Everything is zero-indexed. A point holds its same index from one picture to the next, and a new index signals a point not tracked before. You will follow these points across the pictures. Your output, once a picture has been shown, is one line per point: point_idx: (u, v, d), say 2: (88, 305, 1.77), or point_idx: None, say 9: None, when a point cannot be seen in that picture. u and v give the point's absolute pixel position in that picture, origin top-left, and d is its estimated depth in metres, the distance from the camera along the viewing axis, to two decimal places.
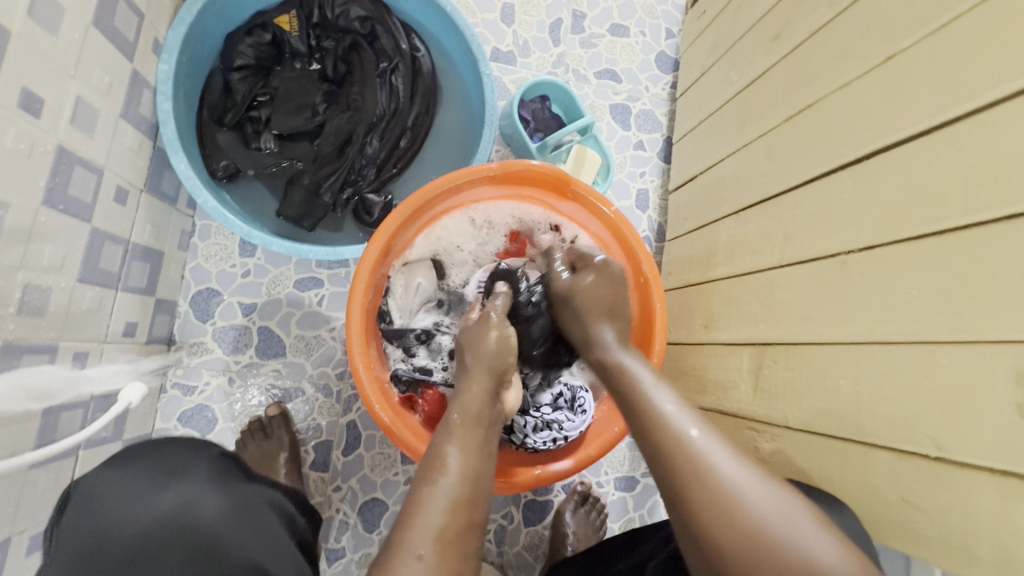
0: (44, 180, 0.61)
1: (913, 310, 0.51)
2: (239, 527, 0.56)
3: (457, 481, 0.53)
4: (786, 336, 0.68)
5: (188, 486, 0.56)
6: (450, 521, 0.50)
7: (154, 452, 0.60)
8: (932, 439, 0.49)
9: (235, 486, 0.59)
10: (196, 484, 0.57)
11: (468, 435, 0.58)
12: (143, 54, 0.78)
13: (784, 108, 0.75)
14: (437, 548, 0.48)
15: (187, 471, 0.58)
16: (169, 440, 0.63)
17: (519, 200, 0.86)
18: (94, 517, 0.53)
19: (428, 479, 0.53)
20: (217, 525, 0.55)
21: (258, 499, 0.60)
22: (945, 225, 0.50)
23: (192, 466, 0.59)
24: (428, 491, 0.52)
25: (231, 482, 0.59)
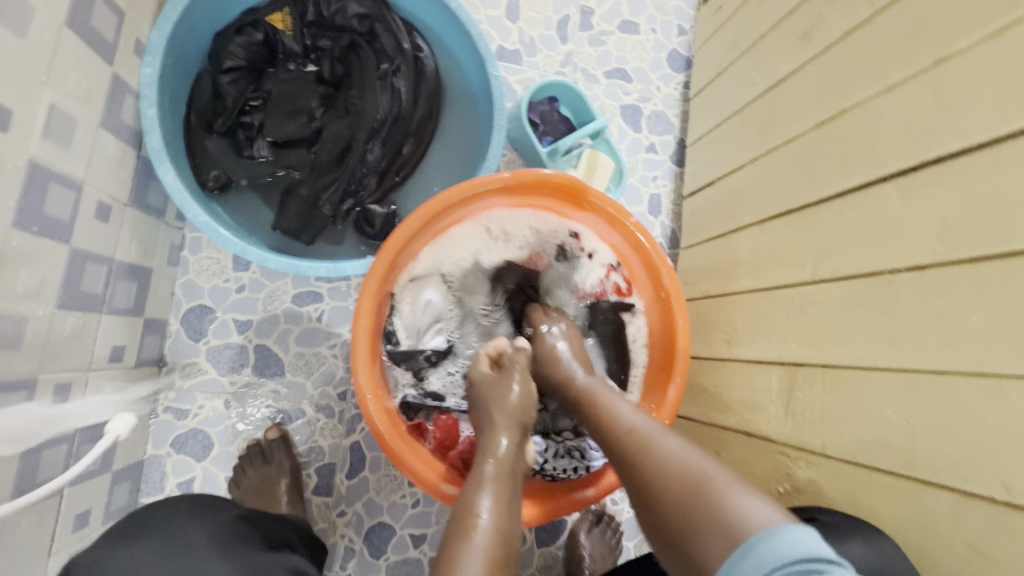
0: (15, 200, 0.55)
1: (973, 337, 0.48)
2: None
3: (489, 539, 0.51)
4: (823, 357, 0.64)
5: (193, 563, 0.50)
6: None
7: (152, 522, 0.53)
8: (1002, 482, 0.44)
9: (246, 557, 0.53)
10: (202, 559, 0.50)
11: (501, 486, 0.57)
12: (124, 56, 0.72)
13: (818, 111, 0.71)
14: None
15: (191, 545, 0.51)
16: (170, 505, 0.57)
17: (535, 211, 0.81)
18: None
19: (461, 535, 0.52)
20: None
21: (274, 569, 0.53)
22: (1015, 247, 0.45)
23: (197, 538, 0.52)
24: (462, 549, 0.50)
25: (240, 552, 0.53)
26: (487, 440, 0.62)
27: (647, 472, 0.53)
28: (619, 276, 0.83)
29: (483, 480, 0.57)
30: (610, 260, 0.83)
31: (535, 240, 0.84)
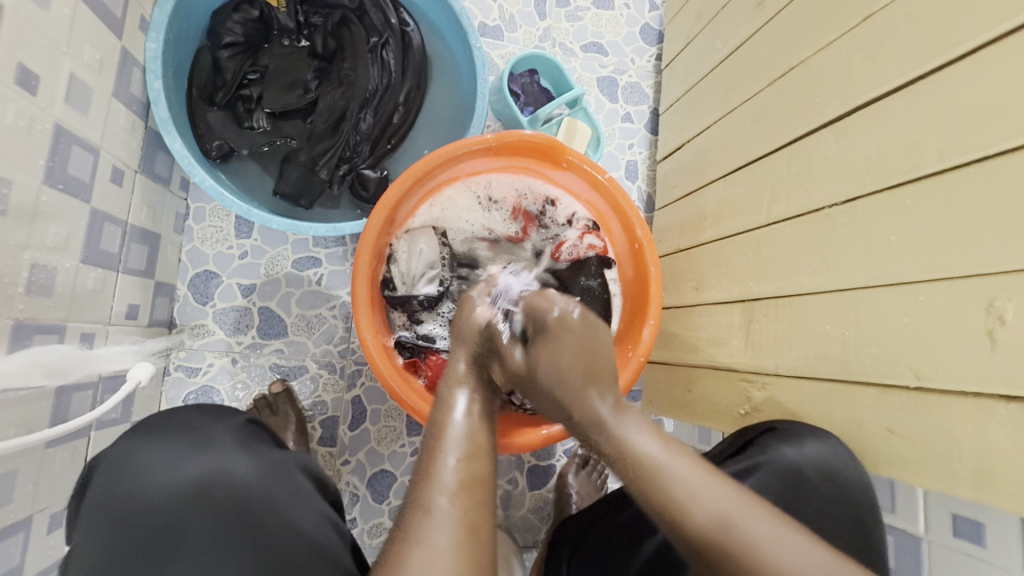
0: (44, 158, 0.61)
1: (892, 253, 0.57)
2: (273, 487, 0.55)
3: (464, 438, 0.58)
4: (775, 290, 0.72)
5: (217, 452, 0.56)
6: (459, 485, 0.53)
7: (175, 420, 0.59)
8: (912, 369, 0.55)
9: (264, 450, 0.59)
10: (225, 449, 0.56)
11: (475, 393, 0.64)
12: (131, 32, 0.77)
13: (770, 71, 0.78)
14: (449, 506, 0.51)
15: (214, 439, 0.57)
16: (187, 407, 0.62)
17: (516, 172, 0.89)
18: (127, 483, 0.53)
19: (434, 454, 0.56)
20: (249, 486, 0.54)
21: (287, 461, 0.60)
22: (922, 172, 0.55)
23: (219, 432, 0.58)
24: (436, 457, 0.55)
25: (259, 447, 0.59)
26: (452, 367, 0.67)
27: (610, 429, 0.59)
28: (594, 237, 0.90)
29: (454, 387, 0.64)
30: (588, 219, 0.91)
31: (518, 197, 0.91)
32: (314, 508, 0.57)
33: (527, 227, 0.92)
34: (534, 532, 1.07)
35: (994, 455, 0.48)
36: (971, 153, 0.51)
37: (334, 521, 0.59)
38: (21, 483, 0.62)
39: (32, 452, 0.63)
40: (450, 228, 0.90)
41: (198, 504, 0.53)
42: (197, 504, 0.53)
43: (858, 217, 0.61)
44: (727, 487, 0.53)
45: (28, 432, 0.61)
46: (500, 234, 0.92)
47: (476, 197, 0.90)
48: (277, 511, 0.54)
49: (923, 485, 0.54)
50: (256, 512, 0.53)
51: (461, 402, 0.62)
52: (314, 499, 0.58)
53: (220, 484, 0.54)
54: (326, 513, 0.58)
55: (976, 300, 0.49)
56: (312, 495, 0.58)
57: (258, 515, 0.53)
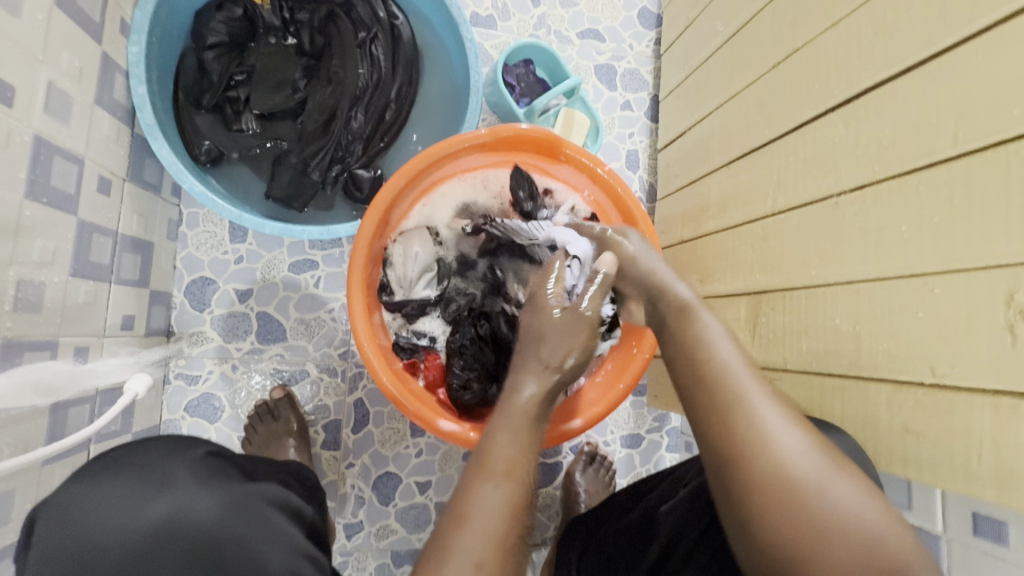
0: (25, 171, 0.59)
1: (905, 244, 0.55)
2: (241, 528, 0.53)
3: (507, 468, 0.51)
4: (782, 283, 0.70)
5: (176, 492, 0.52)
6: (508, 526, 0.48)
7: (134, 455, 0.55)
8: (927, 365, 0.53)
9: (228, 486, 0.55)
10: (185, 489, 0.53)
11: (523, 428, 0.55)
12: (111, 35, 0.75)
13: (772, 54, 0.75)
14: (494, 555, 0.46)
15: (173, 478, 0.53)
16: (145, 442, 0.58)
17: (520, 165, 0.86)
18: (79, 531, 0.49)
19: (482, 481, 0.50)
20: (214, 530, 0.51)
21: (253, 496, 0.56)
22: (935, 158, 0.52)
23: (178, 470, 0.54)
24: (483, 491, 0.49)
25: (221, 482, 0.56)
26: (514, 380, 0.60)
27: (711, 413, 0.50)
28: None
29: (522, 412, 0.56)
30: (588, 212, 0.87)
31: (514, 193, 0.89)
32: (286, 542, 0.55)
33: None
34: (542, 529, 1.06)
35: (1017, 455, 0.46)
36: (988, 137, 0.48)
37: (307, 552, 0.57)
38: (19, 502, 0.62)
39: (29, 471, 0.63)
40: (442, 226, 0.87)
41: (160, 550, 0.50)
42: (159, 553, 0.50)
43: (868, 206, 0.59)
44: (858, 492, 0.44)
45: (24, 450, 0.60)
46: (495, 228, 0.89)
47: (474, 192, 0.87)
48: (245, 554, 0.52)
49: (941, 485, 0.52)
50: (224, 557, 0.51)
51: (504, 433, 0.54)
52: (286, 532, 0.56)
53: (183, 530, 0.51)
54: (299, 545, 0.57)
55: (995, 293, 0.47)
56: (282, 530, 0.56)
57: (227, 560, 0.51)
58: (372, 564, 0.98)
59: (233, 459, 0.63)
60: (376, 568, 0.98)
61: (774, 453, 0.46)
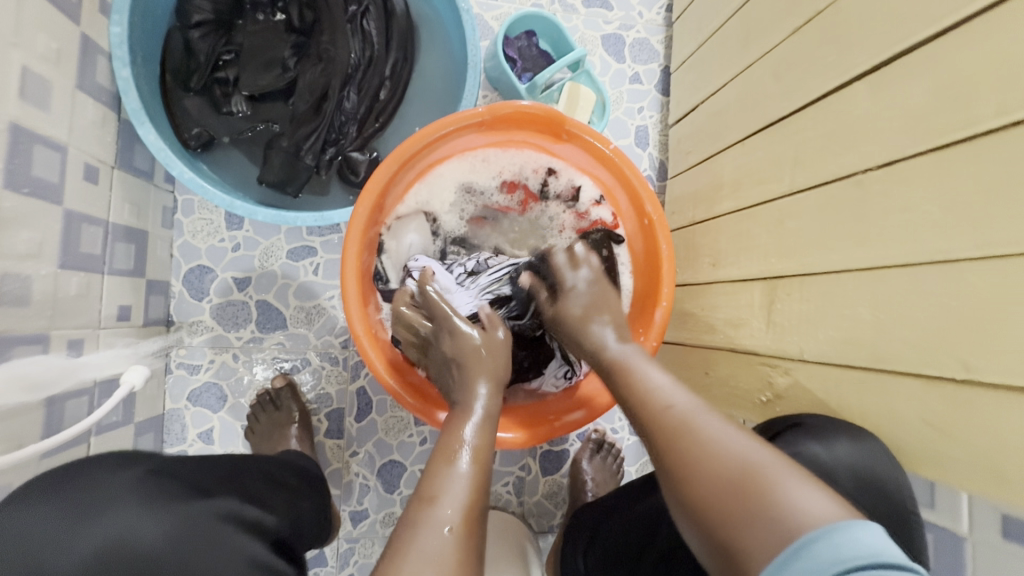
0: (3, 161, 0.57)
1: (936, 226, 0.50)
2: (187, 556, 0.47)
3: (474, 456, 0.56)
4: (800, 268, 0.65)
5: (115, 517, 0.45)
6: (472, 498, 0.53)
7: (67, 480, 0.47)
8: (959, 360, 0.48)
9: (176, 507, 0.48)
10: (126, 511, 0.46)
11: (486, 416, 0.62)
12: (90, 16, 0.72)
13: (793, 17, 0.69)
14: (460, 520, 0.50)
15: (112, 501, 0.46)
16: (87, 461, 0.50)
17: (519, 144, 0.82)
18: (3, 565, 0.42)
19: (445, 459, 0.56)
20: (165, 554, 0.46)
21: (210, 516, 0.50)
22: (975, 130, 0.47)
23: (113, 492, 0.47)
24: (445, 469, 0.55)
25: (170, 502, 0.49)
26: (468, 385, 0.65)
27: (646, 416, 0.55)
28: (603, 210, 0.84)
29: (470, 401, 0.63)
30: (594, 194, 0.84)
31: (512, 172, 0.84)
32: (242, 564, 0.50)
33: (527, 204, 0.85)
34: (549, 517, 1.04)
35: None
36: None
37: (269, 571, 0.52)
38: None
39: (28, 464, 0.62)
40: (438, 209, 0.83)
41: None
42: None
43: (897, 183, 0.54)
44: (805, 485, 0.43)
45: (18, 445, 0.60)
46: (495, 209, 0.85)
47: (474, 172, 0.83)
48: None
49: (969, 486, 0.48)
50: None
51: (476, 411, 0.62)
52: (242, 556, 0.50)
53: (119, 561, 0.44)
54: (259, 564, 0.52)
55: None
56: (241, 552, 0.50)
57: None
58: (378, 550, 0.98)
59: (192, 469, 0.56)
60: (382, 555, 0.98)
61: (707, 460, 0.47)
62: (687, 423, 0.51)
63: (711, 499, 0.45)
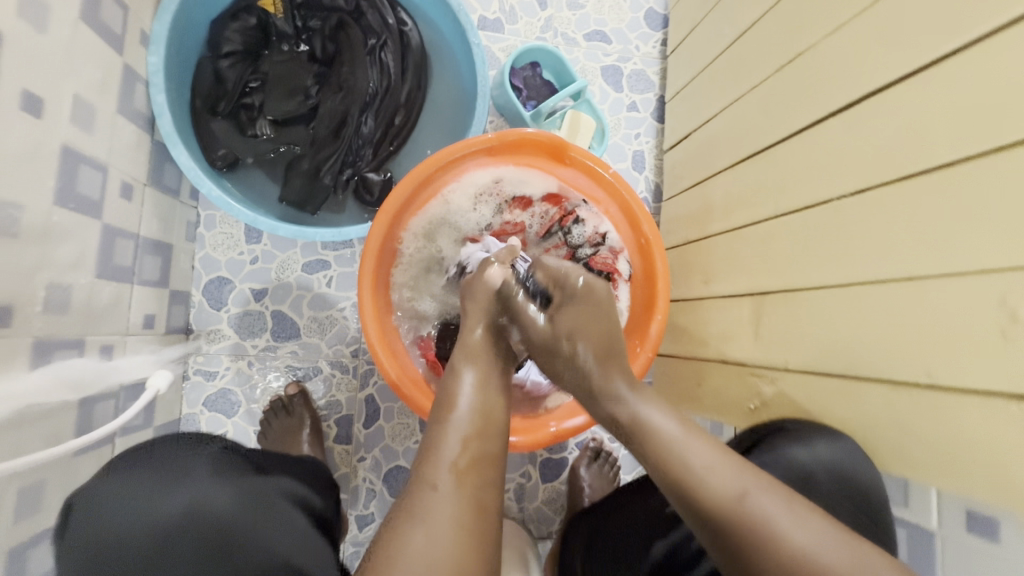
0: (52, 180, 0.63)
1: (904, 248, 0.55)
2: (251, 517, 0.55)
3: (470, 415, 0.57)
4: (785, 285, 0.71)
5: (192, 485, 0.55)
6: (463, 452, 0.54)
7: (152, 452, 0.59)
8: (924, 368, 0.53)
9: (244, 478, 0.58)
10: (201, 481, 0.56)
11: (478, 365, 0.63)
12: (132, 46, 0.78)
13: (776, 58, 0.76)
14: (452, 476, 0.51)
15: (191, 471, 0.56)
16: (165, 443, 0.61)
17: (547, 200, 0.89)
18: (100, 523, 0.52)
19: (438, 419, 0.57)
20: (233, 518, 0.54)
21: (268, 488, 0.59)
22: (935, 163, 0.53)
23: (195, 461, 0.58)
24: (441, 430, 0.56)
25: (236, 475, 0.58)
26: (465, 328, 0.68)
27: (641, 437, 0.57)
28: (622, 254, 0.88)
29: (462, 363, 0.63)
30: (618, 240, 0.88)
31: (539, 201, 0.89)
32: (296, 531, 0.58)
33: (545, 228, 0.91)
34: (548, 523, 1.08)
35: (1009, 458, 0.46)
36: (990, 143, 0.48)
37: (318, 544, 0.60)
38: (52, 491, 0.65)
39: (60, 462, 0.67)
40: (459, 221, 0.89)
41: (178, 540, 0.52)
42: (180, 542, 0.52)
43: (868, 209, 0.60)
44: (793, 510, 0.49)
45: (55, 443, 0.64)
46: (510, 226, 0.90)
47: (497, 193, 0.88)
48: (259, 539, 0.54)
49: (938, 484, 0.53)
50: (238, 545, 0.53)
51: (468, 379, 0.61)
52: (298, 526, 0.59)
53: (199, 522, 0.53)
54: (311, 537, 0.59)
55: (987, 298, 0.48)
56: (296, 523, 0.59)
57: (240, 546, 0.53)
58: None
59: (247, 455, 0.66)
60: None
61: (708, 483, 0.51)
62: (681, 442, 0.54)
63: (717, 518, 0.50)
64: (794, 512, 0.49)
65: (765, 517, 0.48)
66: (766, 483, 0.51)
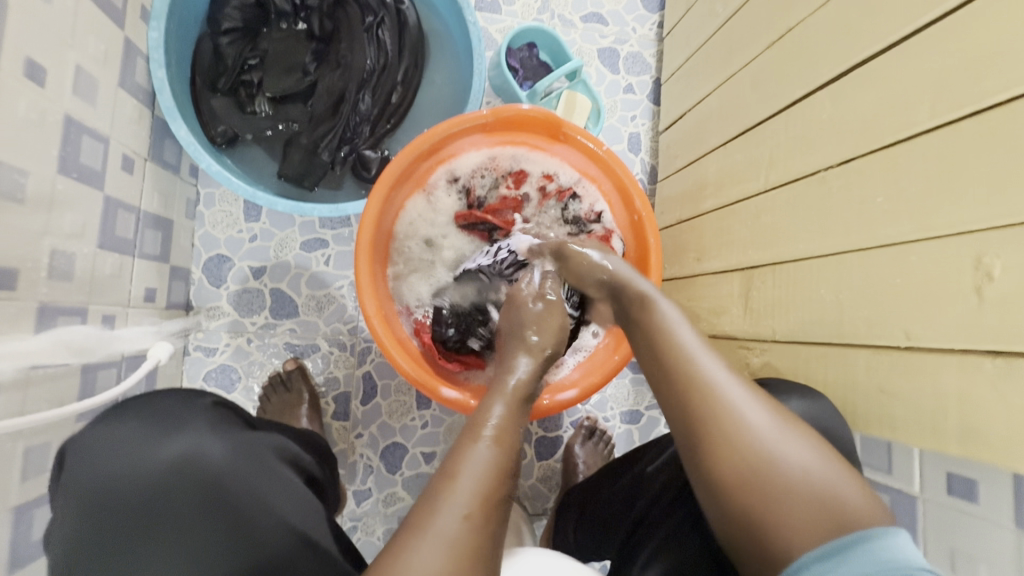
0: (57, 149, 0.64)
1: (886, 215, 0.57)
2: (241, 468, 0.58)
3: (502, 444, 0.54)
4: (773, 257, 0.72)
5: (187, 435, 0.58)
6: (493, 483, 0.50)
7: (145, 403, 0.60)
8: (902, 330, 0.55)
9: (236, 431, 0.61)
10: (195, 432, 0.59)
11: (512, 397, 0.59)
12: (133, 21, 0.79)
13: (767, 34, 0.77)
14: (479, 508, 0.48)
15: (185, 423, 0.59)
16: (161, 392, 0.63)
17: (546, 175, 0.90)
18: (99, 467, 0.56)
19: (469, 441, 0.53)
20: (223, 468, 0.57)
21: (260, 444, 0.62)
22: (916, 130, 0.54)
23: (189, 415, 0.60)
24: (471, 448, 0.52)
25: (230, 428, 0.61)
26: (508, 362, 0.65)
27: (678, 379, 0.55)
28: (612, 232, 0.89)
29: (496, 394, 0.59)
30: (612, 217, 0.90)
31: (538, 177, 0.90)
32: (284, 483, 0.61)
33: (547, 198, 0.90)
34: (543, 500, 1.10)
35: (982, 413, 0.48)
36: (969, 106, 0.49)
37: (307, 498, 0.62)
38: (57, 454, 0.67)
39: (63, 424, 0.68)
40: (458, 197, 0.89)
41: (171, 487, 0.56)
42: (174, 487, 0.56)
43: (853, 179, 0.61)
44: (821, 461, 0.49)
45: (61, 405, 0.66)
46: (510, 193, 0.90)
47: (495, 169, 0.89)
48: (247, 488, 0.57)
49: (916, 444, 0.55)
50: (228, 491, 0.57)
51: (499, 406, 0.57)
52: (288, 480, 0.62)
53: (192, 469, 0.56)
54: (301, 492, 0.62)
55: (964, 259, 0.49)
56: (285, 477, 0.62)
57: (229, 492, 0.57)
58: (380, 528, 1.03)
59: (243, 412, 0.68)
60: (383, 533, 1.03)
61: (738, 424, 0.51)
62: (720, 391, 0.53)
63: (747, 468, 0.49)
64: (820, 462, 0.49)
65: (795, 471, 0.48)
66: (796, 434, 0.51)
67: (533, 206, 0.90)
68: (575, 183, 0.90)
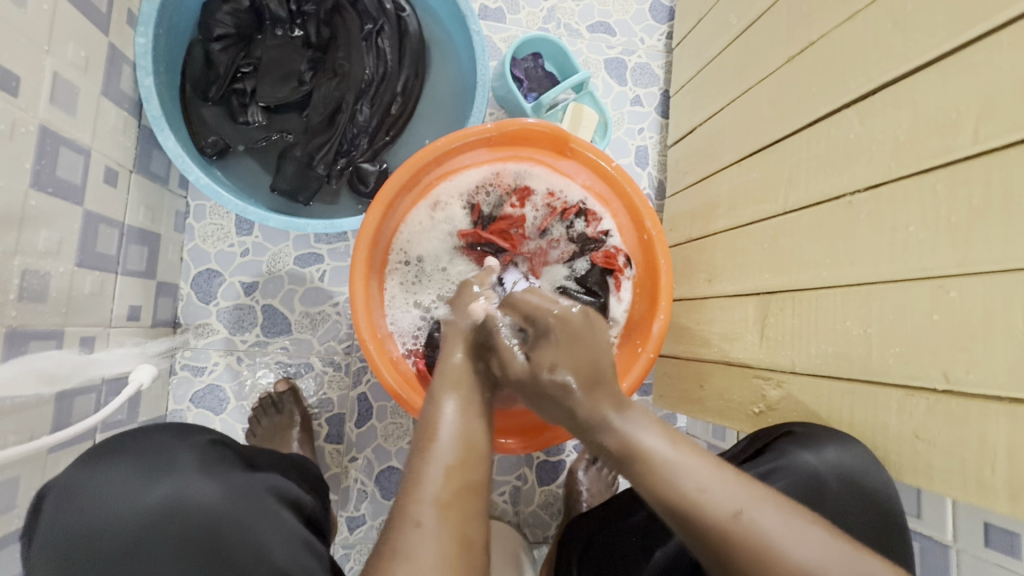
0: (30, 161, 0.60)
1: (923, 246, 0.53)
2: (236, 513, 0.53)
3: (453, 443, 0.53)
4: (792, 284, 0.68)
5: (175, 477, 0.53)
6: (447, 484, 0.49)
7: (135, 442, 0.56)
8: (941, 371, 0.51)
9: (230, 471, 0.56)
10: (183, 473, 0.54)
11: (463, 392, 0.58)
12: (118, 26, 0.75)
13: (786, 48, 0.74)
14: (435, 512, 0.47)
15: (174, 463, 0.54)
16: (151, 427, 0.59)
17: (550, 192, 0.86)
18: (78, 512, 0.51)
19: (421, 451, 0.52)
20: (213, 514, 0.52)
21: (257, 485, 0.57)
22: (955, 156, 0.50)
23: (179, 454, 0.55)
24: (425, 461, 0.51)
25: (223, 467, 0.56)
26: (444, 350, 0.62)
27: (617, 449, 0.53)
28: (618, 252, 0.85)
29: (444, 389, 0.58)
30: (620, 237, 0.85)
31: (543, 193, 0.86)
32: (283, 527, 0.55)
33: (550, 218, 0.86)
34: (544, 528, 1.05)
35: None
36: (1017, 132, 0.45)
37: (311, 544, 0.57)
38: (27, 489, 0.63)
39: (36, 457, 0.63)
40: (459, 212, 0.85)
41: (158, 534, 0.51)
42: (155, 537, 0.51)
43: (883, 205, 0.57)
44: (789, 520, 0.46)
45: (31, 439, 0.61)
46: (515, 214, 0.86)
47: (498, 184, 0.85)
48: (244, 537, 0.52)
49: (953, 494, 0.51)
50: (220, 539, 0.52)
51: (449, 407, 0.56)
52: (288, 522, 0.56)
53: (181, 515, 0.52)
54: (302, 535, 0.57)
55: (1014, 299, 0.45)
56: (284, 519, 0.56)
57: (222, 539, 0.52)
58: None
59: (239, 448, 0.63)
60: None
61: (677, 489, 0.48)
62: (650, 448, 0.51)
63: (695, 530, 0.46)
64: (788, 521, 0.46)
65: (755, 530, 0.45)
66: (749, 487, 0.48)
67: (537, 223, 0.86)
68: (582, 201, 0.85)
